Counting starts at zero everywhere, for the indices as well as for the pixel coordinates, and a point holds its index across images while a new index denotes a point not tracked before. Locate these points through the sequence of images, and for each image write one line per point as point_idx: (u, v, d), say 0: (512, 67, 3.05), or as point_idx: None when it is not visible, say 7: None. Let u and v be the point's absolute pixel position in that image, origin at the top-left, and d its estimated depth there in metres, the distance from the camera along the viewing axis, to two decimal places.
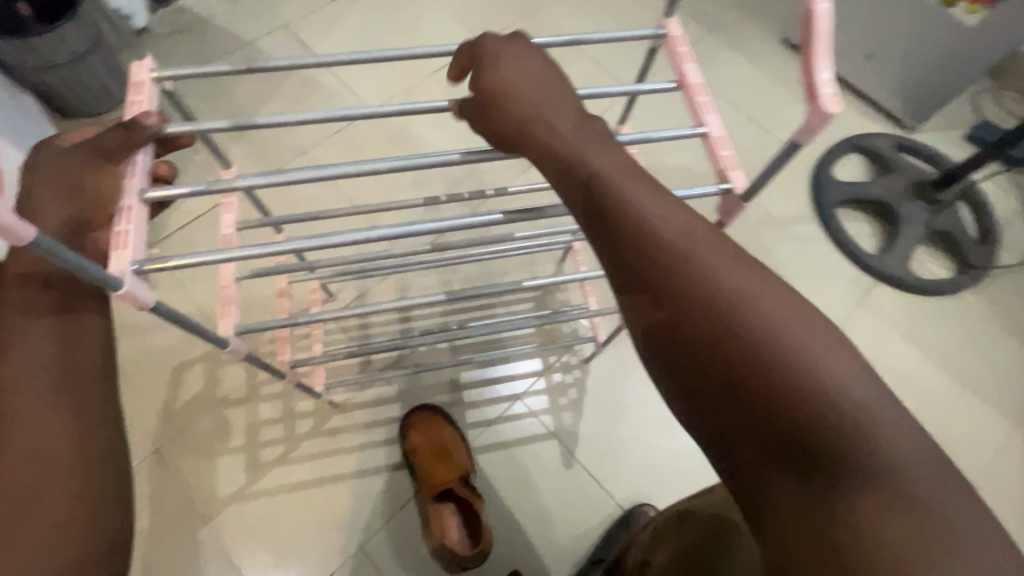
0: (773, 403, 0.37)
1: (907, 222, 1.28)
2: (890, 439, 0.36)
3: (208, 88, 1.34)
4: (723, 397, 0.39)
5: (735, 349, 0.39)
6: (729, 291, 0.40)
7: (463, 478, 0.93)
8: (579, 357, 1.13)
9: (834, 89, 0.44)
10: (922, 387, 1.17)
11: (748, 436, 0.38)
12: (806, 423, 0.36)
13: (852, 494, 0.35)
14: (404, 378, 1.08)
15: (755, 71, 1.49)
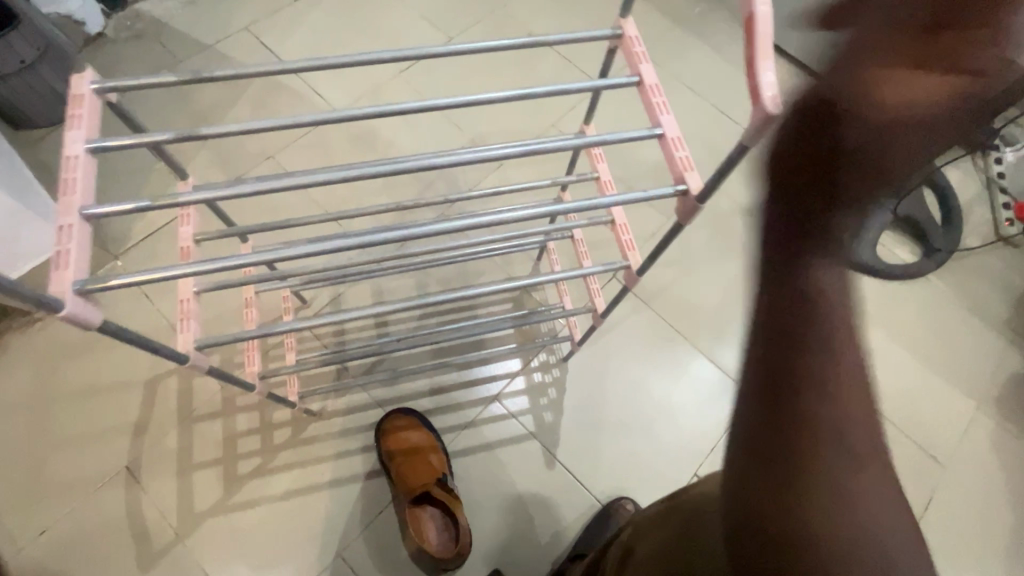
0: (842, 545, 0.34)
1: (875, 209, 1.29)
2: (922, 573, 0.35)
3: (170, 94, 1.31)
4: (794, 522, 0.35)
5: (825, 462, 0.34)
6: (850, 406, 0.34)
7: (440, 481, 0.93)
8: (558, 355, 1.13)
9: (774, 90, 0.42)
10: (892, 370, 1.20)
11: (784, 545, 0.35)
12: (869, 564, 0.34)
13: None
14: (381, 385, 1.07)
15: (723, 63, 1.50)
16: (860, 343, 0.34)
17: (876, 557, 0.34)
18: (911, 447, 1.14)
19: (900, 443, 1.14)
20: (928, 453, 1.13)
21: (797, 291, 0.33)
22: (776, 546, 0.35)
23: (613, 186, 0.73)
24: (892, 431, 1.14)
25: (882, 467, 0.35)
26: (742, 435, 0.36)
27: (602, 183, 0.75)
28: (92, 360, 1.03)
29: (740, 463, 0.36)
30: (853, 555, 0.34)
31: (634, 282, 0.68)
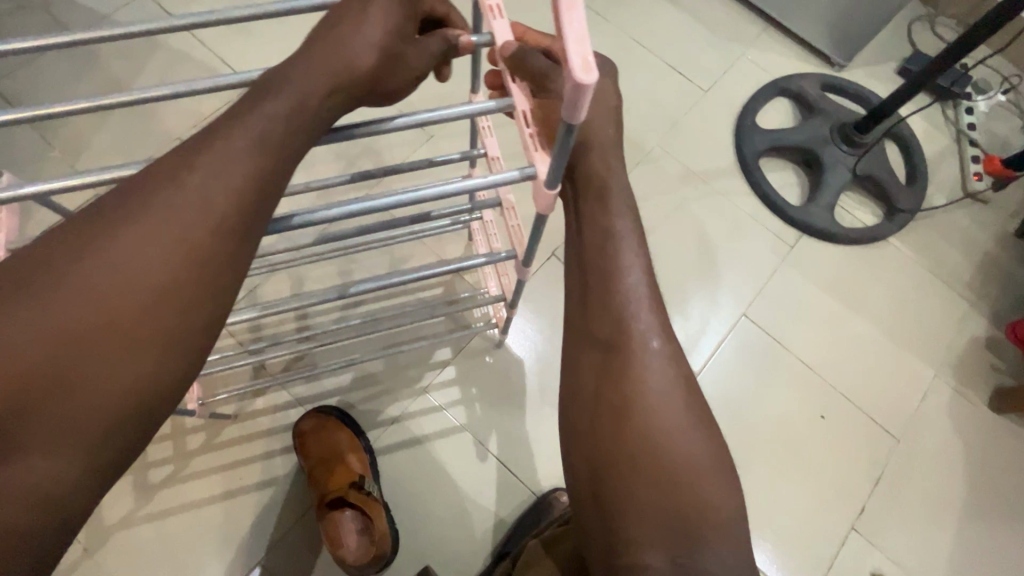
0: (643, 434, 0.44)
1: (831, 168, 1.21)
2: (715, 480, 0.44)
3: (62, 70, 1.19)
4: (605, 418, 0.45)
5: (637, 392, 0.45)
6: (650, 348, 0.47)
7: (355, 484, 0.88)
8: (491, 342, 1.06)
9: (586, 45, 0.33)
10: (848, 340, 1.14)
11: (612, 466, 0.44)
12: (665, 458, 0.43)
13: (685, 517, 0.43)
14: (301, 381, 1.01)
15: (675, 14, 1.38)
16: (651, 304, 0.48)
17: (681, 468, 0.43)
18: (866, 420, 1.08)
19: (856, 416, 1.08)
20: (882, 425, 1.08)
21: (606, 256, 0.49)
22: (596, 438, 0.45)
23: (499, 163, 0.69)
24: (846, 404, 1.09)
25: (683, 397, 0.46)
26: (579, 383, 0.48)
27: (490, 159, 0.71)
28: None
29: (583, 399, 0.47)
30: (662, 468, 0.43)
31: (526, 275, 0.67)
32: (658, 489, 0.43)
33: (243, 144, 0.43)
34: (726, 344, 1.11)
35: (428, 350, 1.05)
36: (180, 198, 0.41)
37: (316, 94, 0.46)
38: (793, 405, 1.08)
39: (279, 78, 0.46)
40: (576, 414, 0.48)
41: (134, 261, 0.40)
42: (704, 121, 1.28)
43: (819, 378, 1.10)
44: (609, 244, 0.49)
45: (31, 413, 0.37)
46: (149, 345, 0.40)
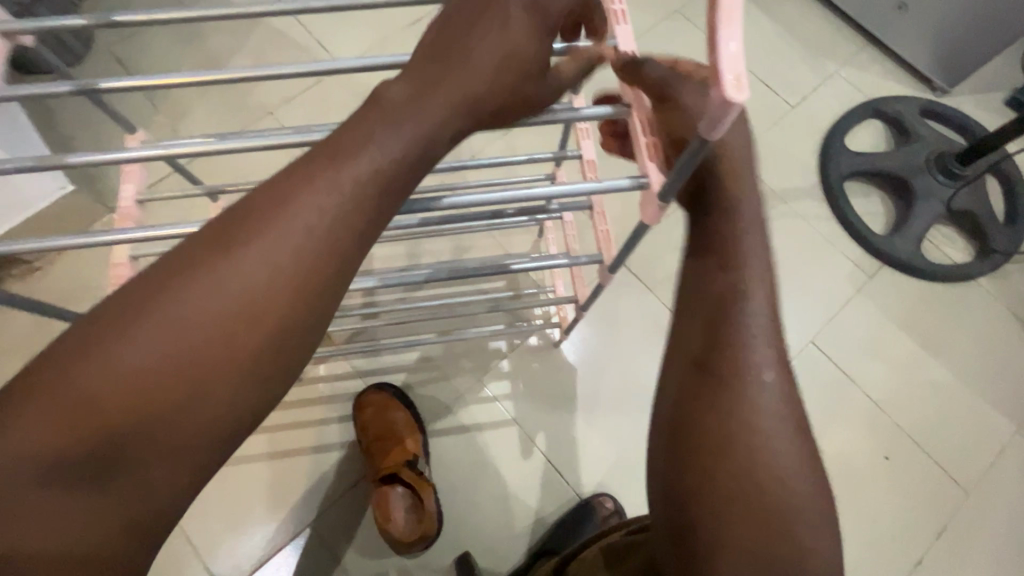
0: (742, 463, 0.44)
1: (923, 199, 1.15)
2: (811, 525, 0.44)
3: (172, 38, 1.28)
4: (700, 441, 0.45)
5: (740, 422, 0.45)
6: (763, 380, 0.46)
7: (409, 463, 0.91)
8: (548, 340, 1.07)
9: (740, 68, 0.33)
10: (922, 381, 1.08)
11: (702, 490, 0.44)
12: (762, 492, 0.43)
13: (772, 555, 0.42)
14: (363, 356, 1.04)
15: (769, 26, 1.34)
16: (767, 337, 0.47)
17: (777, 506, 0.43)
18: (933, 468, 1.02)
19: (923, 463, 1.03)
20: (952, 475, 1.02)
21: (727, 279, 0.49)
22: (688, 458, 0.45)
23: (596, 167, 0.69)
24: (913, 448, 1.03)
25: (788, 435, 0.46)
26: (675, 407, 0.48)
27: (585, 161, 0.71)
28: None
29: (680, 416, 0.47)
30: (756, 504, 0.43)
31: (608, 280, 0.66)
32: (750, 523, 0.43)
33: (361, 173, 0.43)
34: (789, 369, 1.07)
35: (484, 341, 1.06)
36: (297, 222, 0.42)
37: (437, 122, 0.46)
38: (855, 441, 1.04)
39: (402, 104, 0.45)
40: (670, 429, 0.48)
41: (249, 280, 0.41)
42: (789, 138, 1.24)
43: (887, 417, 1.05)
44: (727, 271, 0.49)
45: (147, 420, 0.39)
46: (256, 362, 0.42)
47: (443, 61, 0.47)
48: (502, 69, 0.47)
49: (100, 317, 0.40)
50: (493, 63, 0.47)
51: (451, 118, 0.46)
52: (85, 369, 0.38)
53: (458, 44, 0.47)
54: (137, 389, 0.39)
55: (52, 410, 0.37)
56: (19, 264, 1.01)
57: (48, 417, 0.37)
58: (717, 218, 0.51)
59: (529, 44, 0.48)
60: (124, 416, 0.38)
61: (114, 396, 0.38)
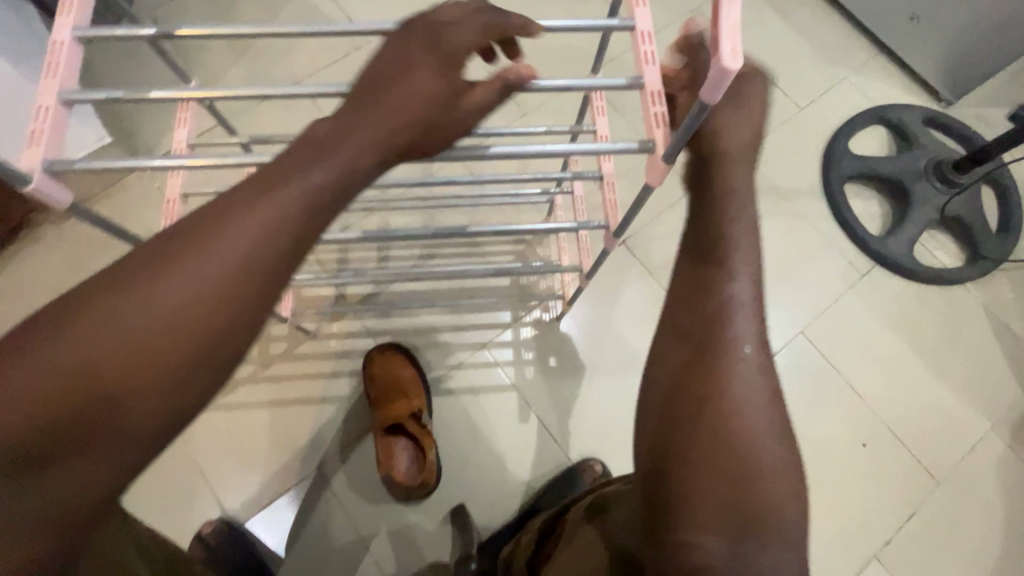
0: (722, 426, 0.49)
1: (918, 204, 1.20)
2: (781, 481, 0.48)
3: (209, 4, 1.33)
4: (686, 408, 0.50)
5: (721, 390, 0.50)
6: (742, 351, 0.51)
7: (414, 415, 0.97)
8: (551, 313, 1.12)
9: (736, 39, 0.40)
10: (903, 377, 1.13)
11: (685, 451, 0.49)
12: (741, 454, 0.48)
13: (747, 509, 0.47)
14: (375, 316, 1.10)
15: (783, 28, 1.38)
16: (753, 320, 0.52)
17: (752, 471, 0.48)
18: (907, 459, 1.08)
19: (899, 453, 1.08)
20: (926, 466, 1.07)
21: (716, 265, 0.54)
22: (674, 424, 0.50)
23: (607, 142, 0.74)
24: (889, 438, 1.09)
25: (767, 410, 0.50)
26: (664, 371, 0.53)
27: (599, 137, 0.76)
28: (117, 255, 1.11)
29: (670, 386, 0.52)
30: (730, 459, 0.48)
31: (612, 246, 0.72)
32: (729, 486, 0.47)
33: (313, 190, 0.44)
34: (778, 356, 1.13)
35: (490, 310, 1.12)
36: (241, 232, 0.42)
37: (365, 155, 0.47)
38: (837, 427, 1.09)
39: (326, 142, 0.47)
40: (657, 398, 0.53)
41: (189, 288, 0.40)
42: (795, 136, 1.28)
43: (868, 407, 1.11)
44: (723, 255, 0.54)
45: (71, 428, 0.37)
46: (191, 371, 0.40)
47: (369, 92, 0.49)
48: (414, 103, 0.48)
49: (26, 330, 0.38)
50: (407, 96, 0.48)
51: (373, 154, 0.47)
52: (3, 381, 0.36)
53: (377, 90, 0.48)
54: (57, 400, 0.36)
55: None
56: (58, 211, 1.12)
57: None
58: (708, 212, 0.55)
59: (445, 75, 0.49)
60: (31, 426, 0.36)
61: (39, 405, 0.36)
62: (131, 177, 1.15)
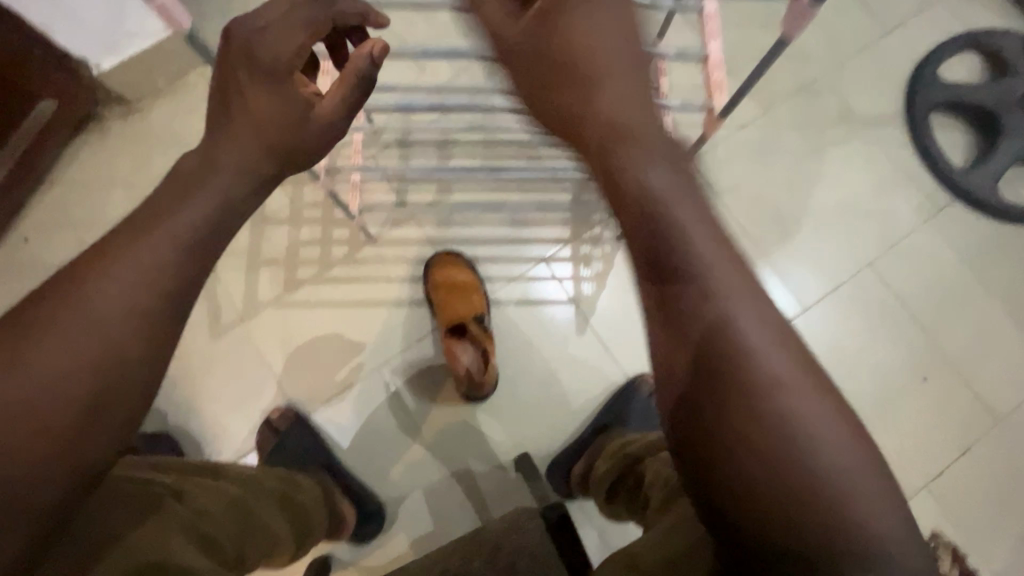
0: (756, 448, 0.35)
1: (1009, 135, 1.13)
2: (860, 482, 0.35)
3: None
4: (722, 450, 0.36)
5: (744, 406, 0.36)
6: (751, 344, 0.37)
7: (476, 317, 0.98)
8: (613, 232, 1.10)
9: None
10: (972, 315, 1.10)
11: (736, 500, 0.36)
12: (797, 471, 0.35)
13: (830, 538, 0.34)
14: (435, 225, 1.10)
15: None
16: (756, 324, 0.37)
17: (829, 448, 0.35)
18: (967, 396, 1.06)
19: (959, 390, 1.06)
20: (986, 404, 1.06)
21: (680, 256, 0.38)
22: (710, 474, 0.37)
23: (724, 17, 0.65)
24: (952, 375, 1.07)
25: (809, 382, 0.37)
26: (682, 418, 0.38)
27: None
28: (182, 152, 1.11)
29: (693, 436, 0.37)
30: (786, 485, 0.35)
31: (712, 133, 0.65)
32: (801, 518, 0.34)
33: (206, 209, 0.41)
34: (842, 288, 1.10)
35: (550, 224, 1.10)
36: (111, 277, 0.36)
37: (248, 161, 0.43)
38: (897, 361, 1.07)
39: (200, 170, 0.42)
40: (681, 450, 0.39)
41: (61, 347, 0.35)
42: (879, 60, 1.20)
43: (932, 343, 1.08)
44: (674, 240, 0.38)
45: (4, 489, 0.34)
46: (122, 404, 0.37)
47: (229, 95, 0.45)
48: (277, 107, 0.45)
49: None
50: (266, 101, 0.45)
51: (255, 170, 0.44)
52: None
53: (232, 91, 0.45)
54: None
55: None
56: (122, 104, 1.12)
57: None
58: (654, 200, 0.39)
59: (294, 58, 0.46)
60: None
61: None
62: (194, 74, 1.14)
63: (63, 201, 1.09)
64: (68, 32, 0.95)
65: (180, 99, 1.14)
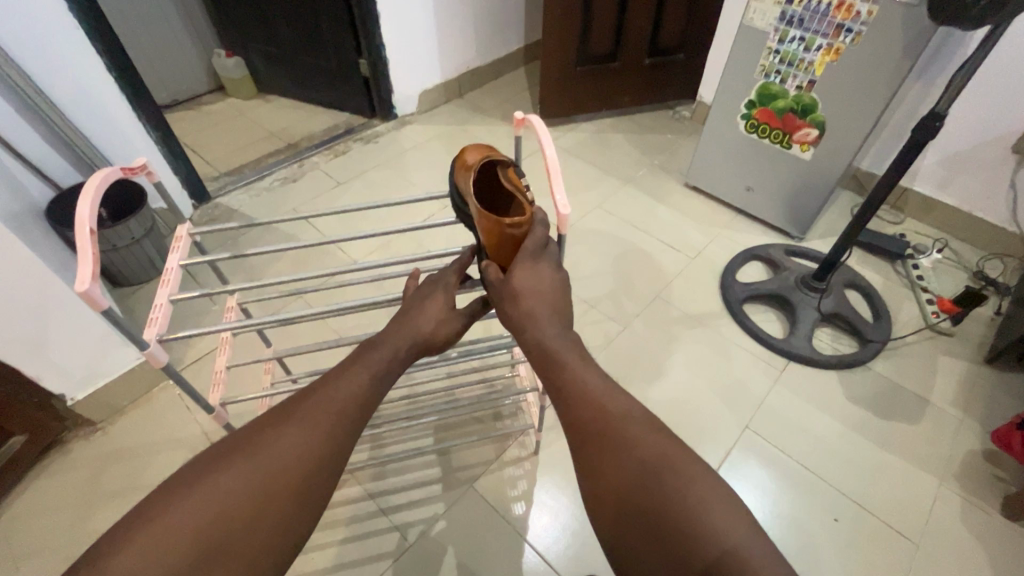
0: (624, 462, 0.57)
1: (801, 308, 1.50)
2: (687, 480, 0.54)
3: (225, 239, 1.72)
4: (609, 472, 0.57)
5: (609, 436, 0.59)
6: (598, 404, 0.61)
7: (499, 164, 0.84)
8: (529, 449, 1.28)
9: (565, 200, 0.74)
10: (849, 452, 1.27)
11: (620, 497, 0.56)
12: (642, 471, 0.56)
13: (671, 508, 0.53)
14: (372, 478, 1.23)
15: (663, 211, 1.90)
16: (608, 393, 0.62)
17: (659, 475, 0.55)
18: (879, 527, 1.15)
19: (870, 523, 1.16)
20: (898, 530, 1.15)
21: (552, 380, 0.65)
22: (612, 485, 0.57)
23: None
24: (856, 511, 1.17)
25: (653, 440, 0.58)
26: (593, 456, 0.59)
27: None
28: (137, 462, 1.25)
29: (601, 469, 0.58)
30: (639, 482, 0.55)
31: None
32: (653, 493, 0.54)
33: (375, 365, 0.67)
34: (733, 454, 1.27)
35: (474, 453, 1.27)
36: (288, 441, 0.59)
37: (414, 333, 0.72)
38: (805, 507, 1.18)
39: (376, 338, 0.71)
40: (598, 480, 0.58)
41: (313, 422, 0.61)
42: (692, 279, 1.66)
43: (827, 484, 1.22)
44: (558, 371, 0.64)
45: (283, 505, 0.57)
46: (340, 459, 0.62)
47: (401, 312, 0.74)
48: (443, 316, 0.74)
49: (153, 499, 0.55)
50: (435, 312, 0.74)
51: (407, 352, 0.71)
52: (149, 523, 0.53)
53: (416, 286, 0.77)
54: (272, 485, 0.57)
55: (119, 560, 0.50)
56: (87, 426, 1.29)
57: (206, 503, 0.55)
58: (569, 345, 0.67)
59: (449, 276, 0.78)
60: (258, 500, 0.56)
61: (178, 540, 0.52)
62: (157, 391, 1.37)
63: (6, 534, 1.15)
64: (56, 381, 1.19)
65: (143, 412, 1.33)
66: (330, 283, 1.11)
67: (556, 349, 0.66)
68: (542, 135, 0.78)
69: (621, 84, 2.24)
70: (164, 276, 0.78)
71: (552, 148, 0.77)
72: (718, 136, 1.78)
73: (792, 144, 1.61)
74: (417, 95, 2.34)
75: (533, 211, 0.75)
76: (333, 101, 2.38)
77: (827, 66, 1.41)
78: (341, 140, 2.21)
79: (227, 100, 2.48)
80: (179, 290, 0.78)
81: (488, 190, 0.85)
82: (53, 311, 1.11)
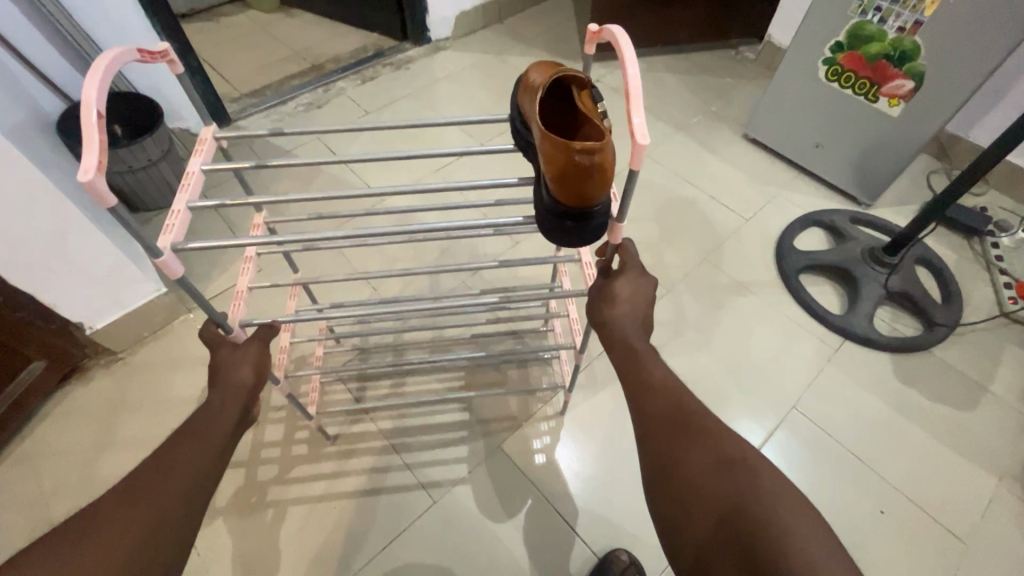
0: (694, 453, 0.55)
1: (865, 283, 1.37)
2: (756, 473, 0.53)
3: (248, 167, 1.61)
4: (677, 461, 0.55)
5: (681, 424, 0.57)
6: (668, 394, 0.60)
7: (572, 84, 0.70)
8: (555, 407, 1.22)
9: (642, 128, 0.60)
10: (902, 440, 1.19)
11: (687, 485, 0.54)
12: (714, 461, 0.54)
13: (739, 496, 0.51)
14: (394, 430, 1.18)
15: (718, 165, 1.74)
16: (674, 386, 0.61)
17: (728, 466, 0.53)
18: (926, 521, 1.09)
19: (916, 516, 1.10)
20: (947, 526, 1.08)
21: (625, 369, 0.64)
22: (681, 473, 0.55)
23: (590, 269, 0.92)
24: (903, 503, 1.11)
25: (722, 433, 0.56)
26: (661, 443, 0.57)
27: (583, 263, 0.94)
28: (159, 394, 1.22)
29: (669, 457, 0.56)
30: (709, 469, 0.54)
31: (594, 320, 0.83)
32: (724, 483, 0.52)
33: (242, 374, 0.66)
34: (777, 434, 1.19)
35: (501, 409, 1.21)
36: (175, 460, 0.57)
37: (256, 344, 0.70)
38: (849, 496, 1.12)
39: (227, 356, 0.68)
40: (663, 468, 0.56)
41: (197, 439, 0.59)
42: (745, 243, 1.52)
43: (875, 474, 1.15)
44: (631, 361, 0.63)
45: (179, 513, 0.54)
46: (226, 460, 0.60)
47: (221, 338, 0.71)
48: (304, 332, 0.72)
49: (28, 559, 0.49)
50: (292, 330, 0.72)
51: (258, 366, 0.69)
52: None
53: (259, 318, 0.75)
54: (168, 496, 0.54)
55: None
56: (107, 355, 1.26)
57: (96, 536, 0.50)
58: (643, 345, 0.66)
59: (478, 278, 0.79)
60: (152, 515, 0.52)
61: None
62: (178, 325, 1.32)
63: (30, 458, 1.14)
64: (73, 310, 1.14)
65: (165, 345, 1.30)
66: (359, 214, 1.00)
67: (627, 340, 0.65)
68: (622, 48, 0.64)
69: (682, 17, 2.00)
70: (185, 177, 0.70)
71: (632, 66, 0.62)
72: (790, 84, 1.58)
73: (879, 97, 1.42)
74: (454, 18, 2.12)
75: (606, 139, 0.61)
76: (361, 19, 2.17)
77: (941, 4, 1.19)
78: (369, 64, 2.03)
79: (248, 12, 2.29)
80: (200, 198, 0.70)
81: (561, 114, 0.73)
82: (69, 235, 1.04)
